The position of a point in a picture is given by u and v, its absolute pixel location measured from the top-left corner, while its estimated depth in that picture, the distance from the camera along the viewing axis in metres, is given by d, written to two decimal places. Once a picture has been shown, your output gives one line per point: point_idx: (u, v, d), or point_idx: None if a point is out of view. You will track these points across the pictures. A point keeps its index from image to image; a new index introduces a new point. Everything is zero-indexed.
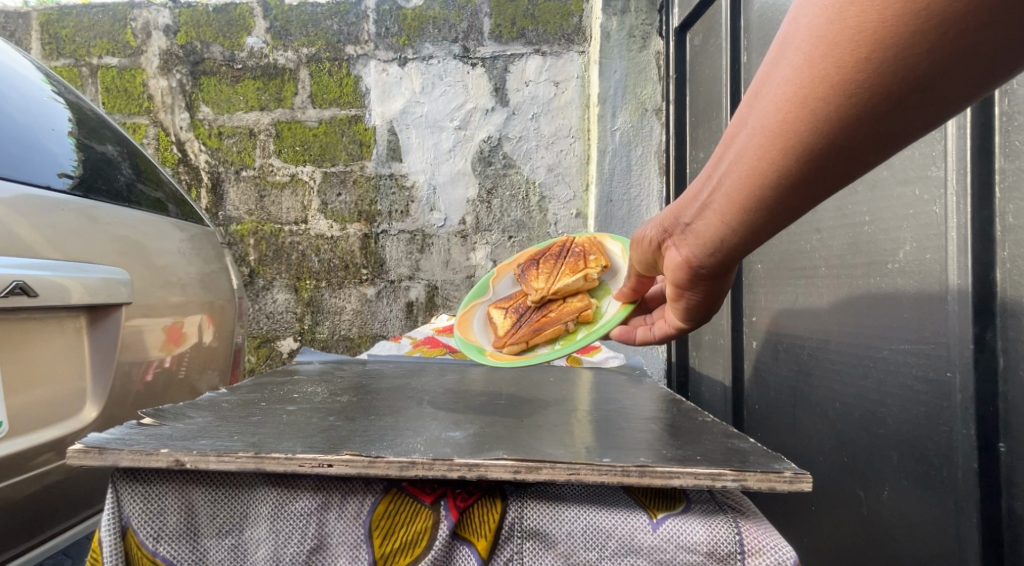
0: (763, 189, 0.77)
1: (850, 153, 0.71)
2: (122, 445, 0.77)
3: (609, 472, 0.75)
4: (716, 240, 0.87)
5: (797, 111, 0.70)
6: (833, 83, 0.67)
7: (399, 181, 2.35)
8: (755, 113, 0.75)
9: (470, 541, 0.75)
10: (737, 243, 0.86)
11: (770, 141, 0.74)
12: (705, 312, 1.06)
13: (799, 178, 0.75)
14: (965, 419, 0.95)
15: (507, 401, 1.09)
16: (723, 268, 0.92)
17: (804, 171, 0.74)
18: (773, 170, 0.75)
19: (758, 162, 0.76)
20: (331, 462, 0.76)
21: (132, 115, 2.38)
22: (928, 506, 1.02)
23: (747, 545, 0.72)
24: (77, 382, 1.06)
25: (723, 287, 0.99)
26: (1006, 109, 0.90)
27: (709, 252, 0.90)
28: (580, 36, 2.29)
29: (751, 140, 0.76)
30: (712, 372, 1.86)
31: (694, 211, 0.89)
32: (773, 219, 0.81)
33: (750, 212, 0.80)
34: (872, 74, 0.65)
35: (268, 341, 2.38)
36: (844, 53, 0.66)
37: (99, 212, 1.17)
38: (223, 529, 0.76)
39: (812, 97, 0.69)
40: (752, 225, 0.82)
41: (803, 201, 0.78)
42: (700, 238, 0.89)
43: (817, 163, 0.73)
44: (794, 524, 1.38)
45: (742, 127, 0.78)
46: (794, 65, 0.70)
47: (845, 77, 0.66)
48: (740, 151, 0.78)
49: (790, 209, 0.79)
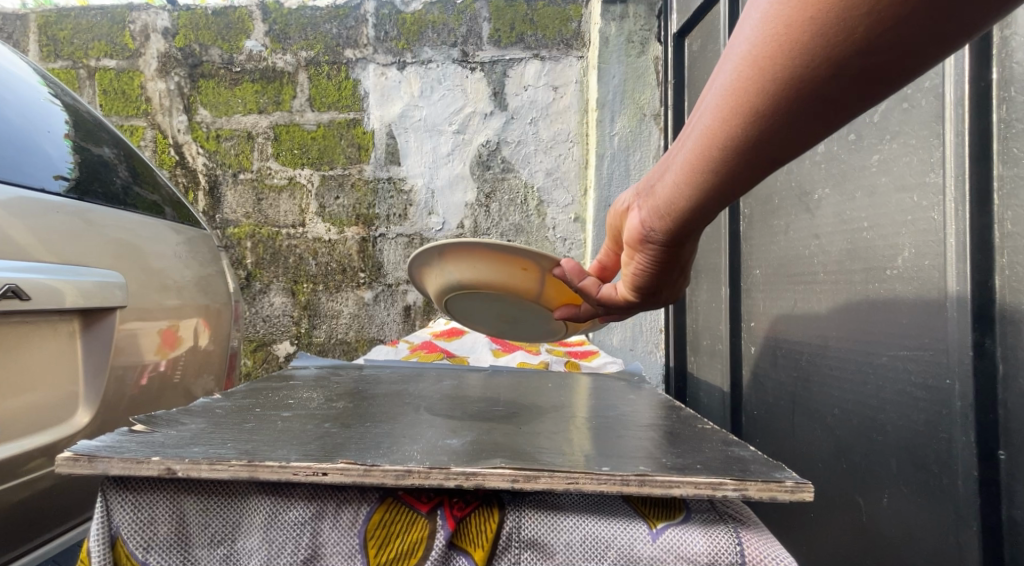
0: (711, 155, 0.69)
1: (795, 126, 0.63)
2: (111, 454, 0.75)
3: (609, 482, 0.74)
4: (669, 208, 0.77)
5: (750, 71, 0.62)
6: (781, 43, 0.59)
7: (397, 184, 2.33)
8: (715, 77, 0.67)
9: (466, 551, 0.73)
10: (691, 215, 0.76)
11: (722, 107, 0.66)
12: (659, 294, 0.94)
13: (745, 152, 0.66)
14: (965, 427, 0.94)
15: (505, 408, 1.08)
16: (679, 242, 0.82)
17: (751, 143, 0.66)
18: (721, 139, 0.67)
19: (712, 125, 0.67)
20: (326, 470, 0.74)
21: (130, 118, 2.37)
22: (928, 513, 1.00)
23: (749, 556, 0.71)
24: (69, 386, 1.05)
25: (688, 262, 0.88)
26: (1005, 115, 0.89)
27: (664, 224, 0.79)
28: (580, 42, 2.30)
29: (705, 106, 0.68)
30: (710, 378, 1.85)
31: (652, 181, 0.81)
32: (724, 191, 0.71)
33: (701, 178, 0.71)
34: (820, 36, 0.57)
35: (263, 345, 2.36)
36: (795, 11, 0.58)
37: (93, 215, 1.15)
38: (215, 540, 0.75)
39: (763, 57, 0.61)
40: (701, 196, 0.72)
41: (751, 174, 0.69)
42: (656, 203, 0.79)
43: (767, 131, 0.64)
44: (793, 532, 1.37)
45: (705, 89, 0.69)
46: (755, 22, 0.62)
47: (793, 37, 0.58)
48: (698, 113, 0.69)
49: (740, 180, 0.70)
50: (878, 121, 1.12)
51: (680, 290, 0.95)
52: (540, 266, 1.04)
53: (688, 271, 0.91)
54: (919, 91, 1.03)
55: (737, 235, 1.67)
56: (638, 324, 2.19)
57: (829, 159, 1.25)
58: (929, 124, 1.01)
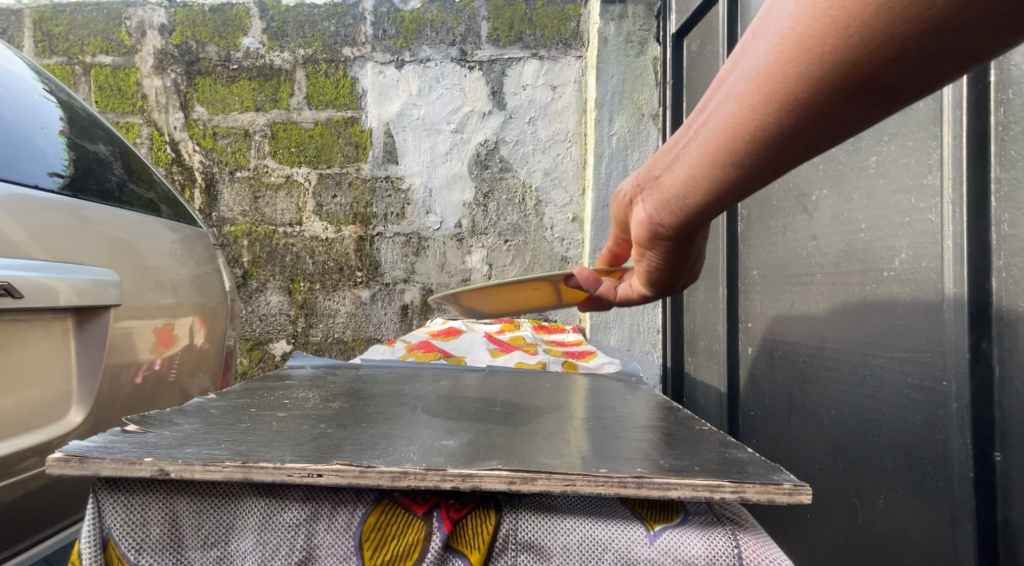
0: (736, 146, 0.66)
1: (835, 112, 0.60)
2: (104, 454, 0.75)
3: (606, 483, 0.73)
4: (687, 195, 0.75)
5: (793, 52, 0.58)
6: (832, 22, 0.55)
7: (395, 184, 2.33)
8: (747, 55, 0.63)
9: (463, 553, 0.73)
10: (710, 205, 0.74)
11: (757, 89, 0.62)
12: (669, 280, 0.93)
13: (778, 137, 0.63)
14: (961, 429, 0.94)
15: (503, 408, 1.08)
16: (690, 230, 0.81)
17: (785, 129, 0.62)
18: (752, 124, 0.64)
19: (740, 112, 0.64)
20: (321, 471, 0.74)
21: (126, 115, 2.36)
22: (923, 515, 1.00)
23: (747, 558, 0.70)
24: (62, 386, 1.04)
25: (699, 246, 0.87)
26: (1003, 118, 0.89)
27: (678, 213, 0.78)
28: (578, 42, 2.29)
29: (735, 88, 0.64)
30: (708, 378, 1.84)
31: (666, 163, 0.78)
32: (749, 178, 0.69)
33: (727, 167, 0.68)
34: (879, 18, 0.53)
35: (260, 343, 2.35)
36: None
37: (88, 213, 1.14)
38: (208, 541, 0.74)
39: (808, 37, 0.57)
40: (725, 183, 0.70)
41: (778, 163, 0.66)
42: (671, 192, 0.77)
43: (804, 118, 0.61)
44: (790, 533, 1.37)
45: (735, 68, 0.65)
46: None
47: (846, 14, 0.54)
48: (723, 95, 0.66)
49: (762, 171, 0.68)
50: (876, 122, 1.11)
51: (690, 274, 0.94)
52: (552, 282, 1.05)
53: (697, 257, 0.90)
54: None
55: (734, 237, 1.67)
56: (636, 324, 2.18)
57: (827, 161, 1.24)
58: (927, 127, 1.00)
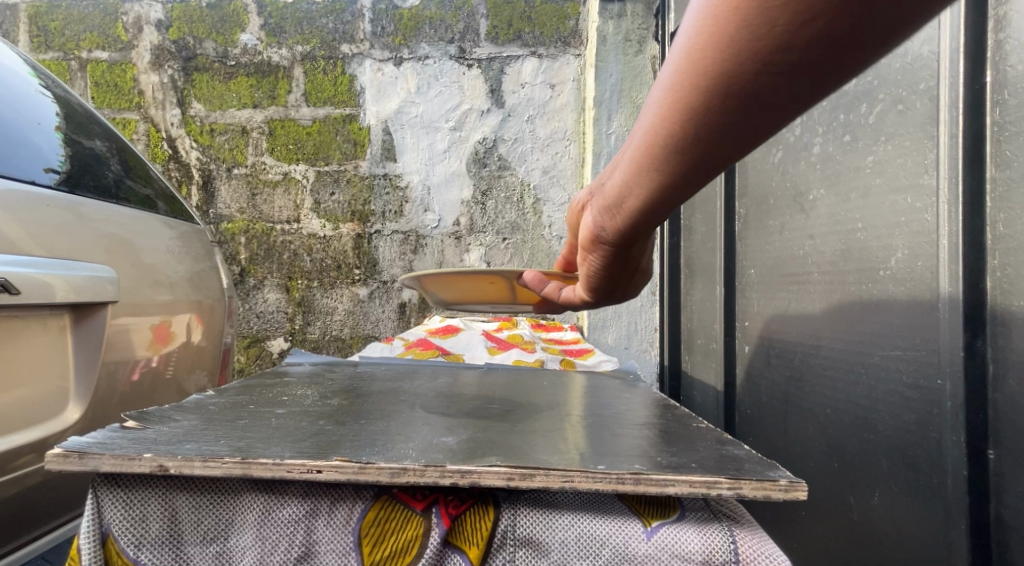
0: (652, 156, 0.67)
1: (734, 125, 0.61)
2: (103, 450, 0.75)
3: (605, 480, 0.74)
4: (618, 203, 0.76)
5: (687, 67, 0.60)
6: (714, 40, 0.57)
7: (393, 181, 2.32)
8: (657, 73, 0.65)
9: (462, 548, 0.73)
10: (637, 210, 0.75)
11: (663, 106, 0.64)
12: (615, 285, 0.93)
13: (685, 149, 0.65)
14: (955, 426, 0.94)
15: (501, 406, 1.08)
16: (628, 238, 0.81)
17: (690, 141, 0.64)
18: (661, 137, 0.65)
19: (653, 123, 0.65)
20: (321, 468, 0.74)
21: (122, 110, 2.35)
22: (917, 512, 1.01)
23: (742, 554, 0.70)
24: (58, 382, 1.04)
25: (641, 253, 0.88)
26: (998, 118, 0.89)
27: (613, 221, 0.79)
28: (577, 40, 2.29)
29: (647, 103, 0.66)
30: (704, 376, 1.85)
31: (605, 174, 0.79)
32: (669, 189, 0.70)
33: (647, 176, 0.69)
34: (756, 33, 0.55)
35: (257, 341, 2.35)
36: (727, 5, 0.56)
37: (84, 209, 1.14)
38: (208, 537, 0.74)
39: (697, 52, 0.59)
40: (647, 193, 0.71)
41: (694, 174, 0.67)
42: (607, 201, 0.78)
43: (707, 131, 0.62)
44: (785, 530, 1.37)
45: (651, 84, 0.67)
46: (692, 16, 0.59)
47: (727, 29, 0.56)
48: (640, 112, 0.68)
49: (681, 182, 0.69)
50: (873, 122, 1.11)
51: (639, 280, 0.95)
52: (506, 278, 1.05)
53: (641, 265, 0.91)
54: (915, 92, 1.02)
55: (732, 235, 1.67)
56: (634, 323, 2.20)
57: (825, 160, 1.24)
58: (923, 126, 1.00)
